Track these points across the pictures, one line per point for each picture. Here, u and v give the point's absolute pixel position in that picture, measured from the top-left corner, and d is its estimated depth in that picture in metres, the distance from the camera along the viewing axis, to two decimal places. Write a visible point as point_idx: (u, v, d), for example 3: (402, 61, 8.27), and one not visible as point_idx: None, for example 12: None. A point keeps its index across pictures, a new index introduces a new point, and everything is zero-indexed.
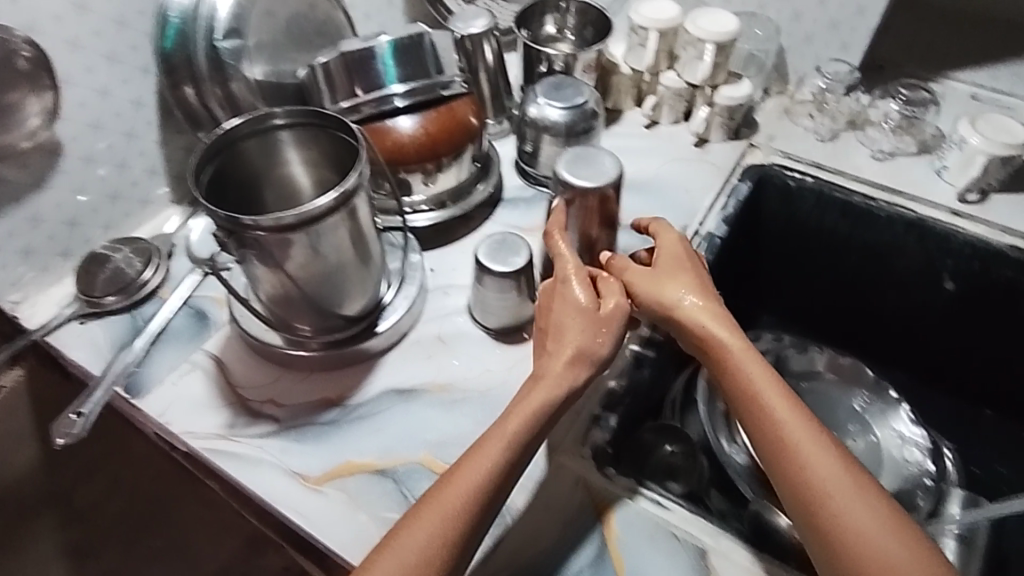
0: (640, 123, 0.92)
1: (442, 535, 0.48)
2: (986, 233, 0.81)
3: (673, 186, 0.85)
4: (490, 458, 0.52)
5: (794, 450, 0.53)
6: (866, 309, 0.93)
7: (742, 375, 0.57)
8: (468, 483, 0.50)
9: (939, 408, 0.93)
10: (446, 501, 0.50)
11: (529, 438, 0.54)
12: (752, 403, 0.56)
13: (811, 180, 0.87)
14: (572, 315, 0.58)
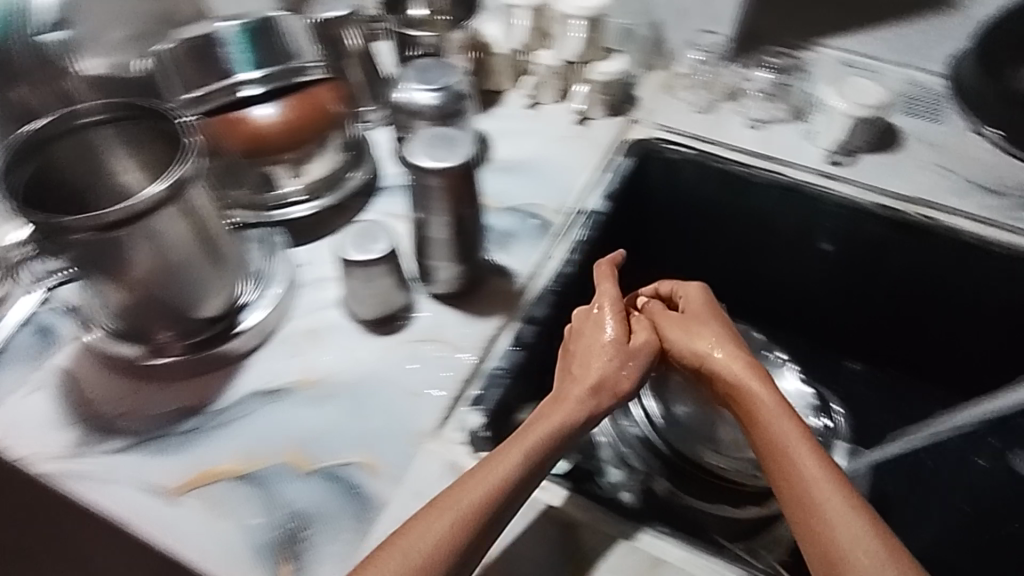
0: (522, 103, 0.92)
1: (450, 537, 0.48)
2: (855, 192, 0.83)
3: (553, 166, 0.85)
4: (507, 470, 0.52)
5: (816, 504, 0.49)
6: (755, 275, 0.95)
7: (772, 426, 0.55)
8: (479, 487, 0.50)
9: (827, 365, 0.97)
10: (454, 507, 0.49)
11: (549, 453, 0.54)
12: (776, 453, 0.53)
13: (693, 152, 0.88)
14: (599, 345, 0.62)
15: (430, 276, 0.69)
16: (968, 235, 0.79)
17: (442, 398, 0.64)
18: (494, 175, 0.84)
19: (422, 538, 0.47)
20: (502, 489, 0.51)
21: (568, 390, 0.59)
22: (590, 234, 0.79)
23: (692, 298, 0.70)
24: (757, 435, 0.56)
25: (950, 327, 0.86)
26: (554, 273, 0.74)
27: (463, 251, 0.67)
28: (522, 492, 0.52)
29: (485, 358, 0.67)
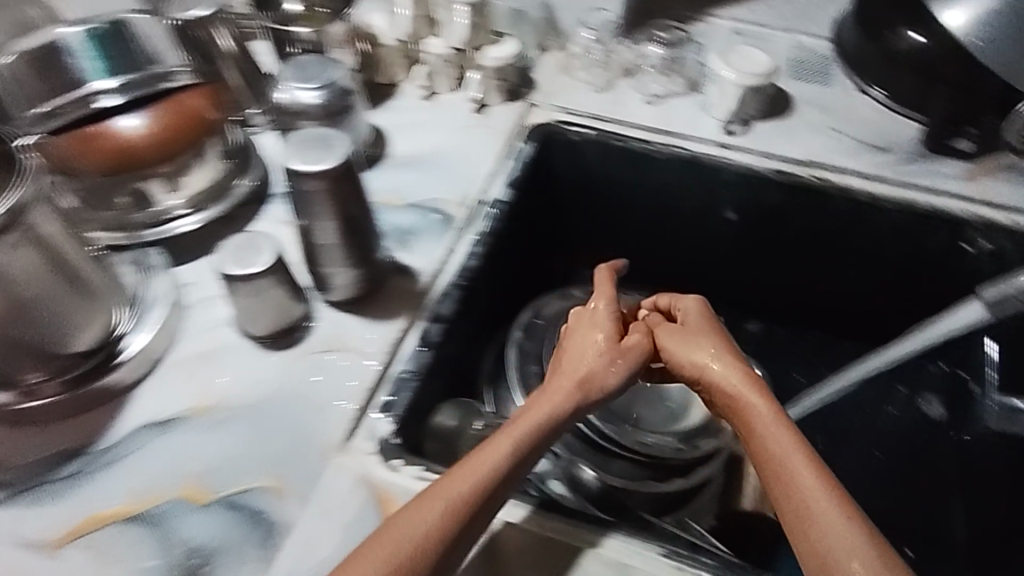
0: (417, 94, 0.89)
1: (441, 523, 0.48)
2: (753, 160, 0.84)
3: (453, 157, 0.83)
4: (495, 459, 0.53)
5: (817, 522, 0.48)
6: (668, 250, 0.95)
7: (773, 441, 0.54)
8: (470, 476, 0.51)
9: (746, 330, 0.98)
10: (446, 494, 0.50)
11: (539, 443, 0.56)
12: (775, 470, 0.52)
13: (593, 133, 0.87)
14: (590, 344, 0.64)
15: (325, 284, 0.66)
16: (859, 193, 0.82)
17: (347, 409, 0.62)
18: (392, 171, 0.81)
19: (413, 525, 0.48)
20: (494, 479, 0.52)
21: (561, 381, 0.60)
22: (494, 225, 0.77)
23: (688, 309, 0.69)
24: (757, 451, 0.54)
25: (852, 283, 0.89)
26: (458, 268, 0.72)
27: (357, 254, 0.65)
28: (511, 482, 0.53)
29: (391, 363, 0.65)
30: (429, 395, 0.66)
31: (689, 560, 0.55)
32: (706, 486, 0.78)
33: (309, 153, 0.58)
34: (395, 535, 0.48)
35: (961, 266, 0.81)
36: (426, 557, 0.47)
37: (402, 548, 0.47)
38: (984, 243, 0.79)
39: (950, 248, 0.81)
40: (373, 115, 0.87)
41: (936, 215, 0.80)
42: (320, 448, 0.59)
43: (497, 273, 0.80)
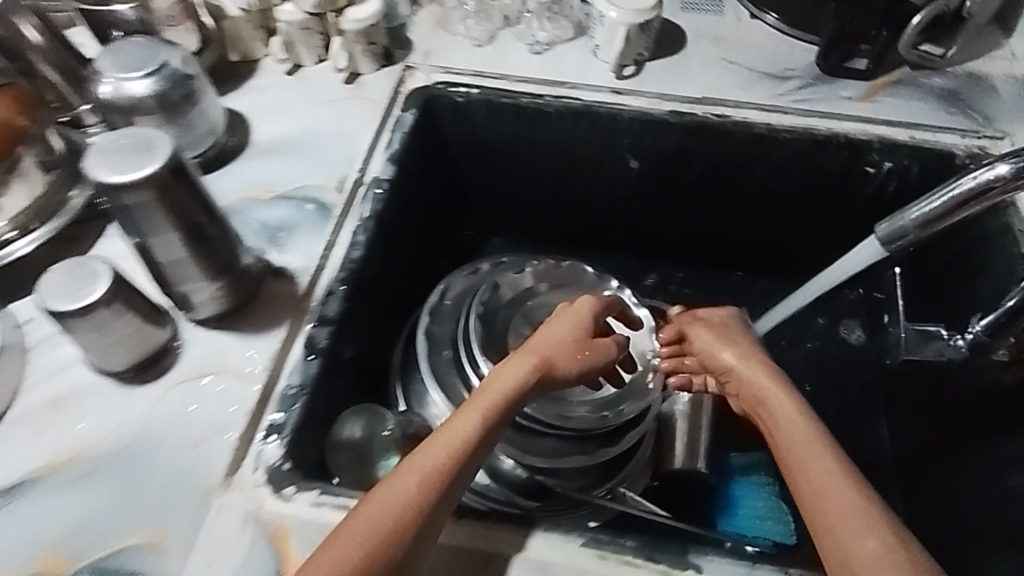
0: (280, 71, 0.80)
1: (418, 497, 0.49)
2: (646, 104, 0.80)
3: (325, 136, 0.75)
4: (464, 429, 0.53)
5: (835, 505, 0.50)
6: (577, 206, 0.91)
7: (796, 433, 0.56)
8: (445, 449, 0.51)
9: (667, 277, 0.96)
10: (423, 469, 0.50)
11: (502, 414, 0.56)
12: (795, 459, 0.54)
13: (478, 92, 0.80)
14: (560, 334, 0.64)
15: (187, 302, 0.59)
16: (758, 126, 0.78)
17: (226, 440, 0.55)
18: (259, 159, 0.73)
19: (390, 501, 0.48)
20: (466, 448, 0.52)
21: (536, 355, 0.60)
22: (379, 207, 0.70)
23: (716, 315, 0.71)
24: (779, 443, 0.56)
25: (762, 217, 0.87)
26: (342, 261, 0.66)
27: (216, 265, 0.57)
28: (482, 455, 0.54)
29: (274, 379, 0.59)
30: (323, 406, 0.61)
31: (612, 546, 0.52)
32: (640, 445, 0.75)
33: (122, 163, 0.49)
34: (373, 511, 0.47)
35: (862, 188, 0.80)
36: (405, 531, 0.47)
37: (383, 520, 0.47)
38: (884, 161, 0.77)
39: (853, 169, 0.79)
40: (230, 99, 0.78)
41: (836, 140, 0.77)
42: (199, 489, 0.53)
43: (392, 258, 0.75)
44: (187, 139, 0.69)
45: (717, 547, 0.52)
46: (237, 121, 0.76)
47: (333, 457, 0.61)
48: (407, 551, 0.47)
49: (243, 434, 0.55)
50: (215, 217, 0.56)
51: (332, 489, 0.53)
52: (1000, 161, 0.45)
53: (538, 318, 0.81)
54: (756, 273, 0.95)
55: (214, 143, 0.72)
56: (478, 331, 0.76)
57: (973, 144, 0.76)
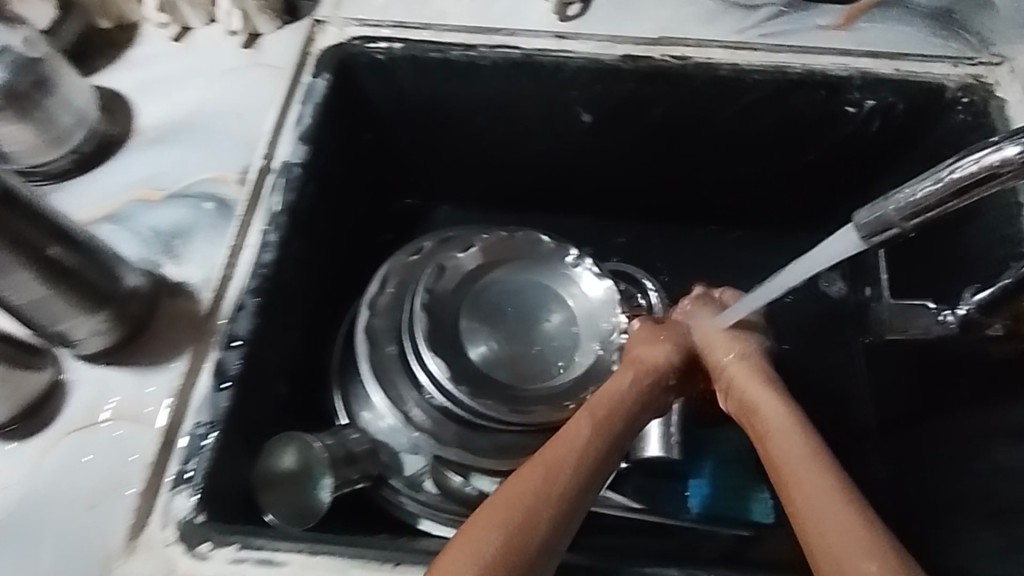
0: (164, 37, 0.69)
1: (550, 488, 0.47)
2: (594, 49, 0.69)
3: (221, 115, 0.65)
4: (583, 432, 0.52)
5: (827, 522, 0.44)
6: (525, 165, 0.80)
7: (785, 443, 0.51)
8: (569, 452, 0.50)
9: (630, 234, 0.85)
10: (544, 461, 0.49)
11: (626, 409, 0.56)
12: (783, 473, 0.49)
13: (400, 46, 0.69)
14: (642, 338, 0.63)
15: (69, 340, 0.50)
16: (723, 68, 0.68)
17: (126, 496, 0.49)
18: (149, 151, 0.63)
19: (517, 494, 0.46)
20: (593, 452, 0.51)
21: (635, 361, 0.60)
22: (290, 198, 0.61)
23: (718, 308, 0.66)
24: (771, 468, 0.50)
25: (733, 166, 0.77)
26: (251, 266, 0.57)
27: (94, 296, 0.49)
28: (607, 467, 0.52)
29: (179, 417, 0.52)
30: (242, 438, 0.54)
31: None
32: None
33: None
34: (502, 503, 0.46)
35: (840, 129, 0.71)
36: (531, 539, 0.45)
37: (504, 526, 0.44)
38: (865, 99, 0.68)
39: (831, 110, 0.69)
40: (108, 78, 0.67)
41: (811, 79, 0.67)
42: (99, 556, 0.47)
43: (314, 253, 0.66)
44: (52, 133, 0.59)
45: None
46: (116, 105, 0.65)
47: (266, 492, 0.54)
48: (529, 564, 0.44)
49: (146, 489, 0.49)
50: (73, 242, 0.47)
51: (253, 542, 0.48)
52: (1006, 141, 0.36)
53: (489, 300, 0.71)
54: (731, 226, 0.84)
55: (88, 133, 0.62)
56: (424, 323, 0.66)
57: (966, 74, 0.66)
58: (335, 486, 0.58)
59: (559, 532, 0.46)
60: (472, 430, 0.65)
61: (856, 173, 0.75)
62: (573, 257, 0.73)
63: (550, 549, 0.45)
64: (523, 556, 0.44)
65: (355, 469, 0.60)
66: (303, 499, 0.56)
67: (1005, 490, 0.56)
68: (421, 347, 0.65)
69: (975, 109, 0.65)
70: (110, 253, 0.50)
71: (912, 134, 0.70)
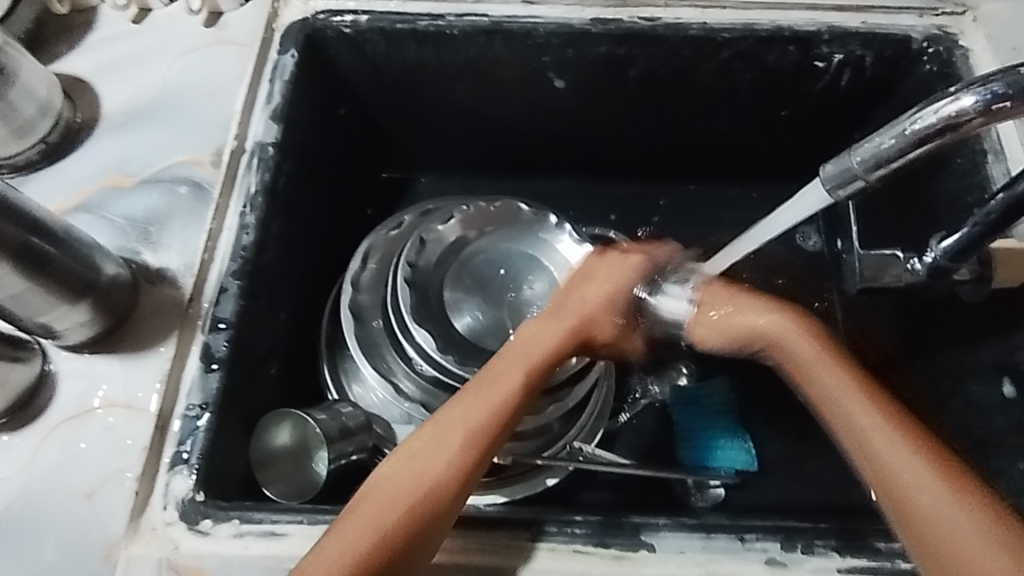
0: (124, 20, 0.67)
1: (457, 456, 0.49)
2: (564, 13, 0.69)
3: (187, 96, 0.64)
4: (501, 389, 0.52)
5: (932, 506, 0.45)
6: (502, 133, 0.79)
7: (862, 417, 0.49)
8: (482, 414, 0.50)
9: (610, 195, 0.84)
10: (459, 423, 0.50)
11: (541, 373, 0.54)
12: (868, 442, 0.48)
13: (367, 19, 0.68)
14: (584, 290, 0.57)
15: (52, 332, 0.51)
16: (693, 27, 0.68)
17: (123, 483, 0.50)
18: (118, 138, 0.62)
19: (425, 467, 0.48)
20: (506, 411, 0.51)
21: (571, 309, 0.56)
22: (265, 178, 0.60)
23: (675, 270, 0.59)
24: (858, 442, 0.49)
25: (710, 124, 0.76)
26: (231, 248, 0.57)
27: (73, 287, 0.50)
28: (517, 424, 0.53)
29: (171, 401, 0.52)
30: (235, 419, 0.54)
31: (560, 537, 0.48)
32: (594, 390, 0.67)
33: None
34: (406, 478, 0.48)
35: (812, 82, 0.71)
36: (437, 502, 0.47)
37: (410, 496, 0.47)
38: (834, 53, 0.69)
39: (802, 65, 0.70)
40: (69, 65, 0.65)
41: (781, 35, 0.68)
42: (100, 542, 0.48)
43: (294, 231, 0.65)
44: (14, 124, 0.58)
45: (670, 522, 0.49)
46: (80, 92, 0.64)
47: (263, 470, 0.55)
48: (438, 524, 0.47)
49: (144, 474, 0.50)
50: (50, 236, 0.48)
51: (252, 516, 0.49)
52: (963, 91, 0.37)
53: (473, 269, 0.71)
54: (710, 183, 0.84)
55: (54, 123, 0.61)
56: (409, 297, 0.66)
57: (932, 24, 0.67)
58: (332, 458, 0.56)
59: (459, 494, 0.48)
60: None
61: (831, 126, 0.75)
62: (554, 221, 0.72)
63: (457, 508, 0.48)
64: (433, 519, 0.46)
65: (352, 442, 0.58)
66: (299, 475, 0.56)
67: (980, 427, 0.58)
68: (408, 320, 0.65)
69: (940, 59, 0.66)
70: (88, 245, 0.51)
71: (882, 86, 0.71)
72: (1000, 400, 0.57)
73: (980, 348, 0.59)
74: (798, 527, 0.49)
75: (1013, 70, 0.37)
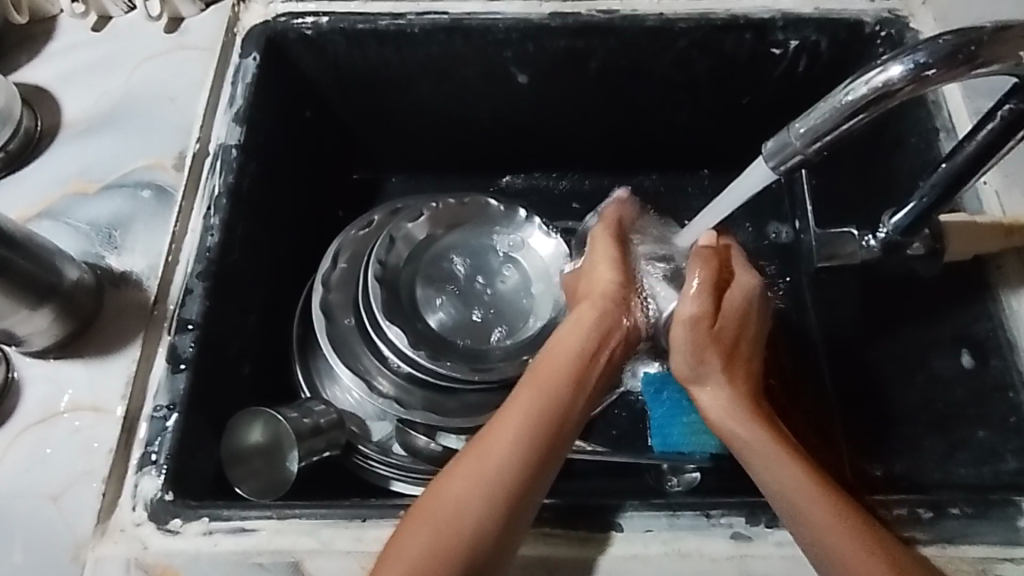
0: (86, 28, 0.68)
1: (484, 475, 0.47)
2: (523, 8, 0.70)
3: (149, 100, 0.64)
4: (520, 412, 0.50)
5: (844, 544, 0.45)
6: (468, 130, 0.80)
7: (773, 466, 0.48)
8: (509, 432, 0.49)
9: (577, 189, 0.85)
10: (484, 443, 0.49)
11: (571, 382, 0.52)
12: (796, 509, 0.46)
13: (328, 21, 0.69)
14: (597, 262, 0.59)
15: (15, 337, 0.52)
16: (650, 18, 0.69)
17: (90, 485, 0.50)
18: (79, 145, 0.62)
19: (451, 495, 0.47)
20: (531, 429, 0.49)
21: (597, 294, 0.57)
22: (228, 180, 0.61)
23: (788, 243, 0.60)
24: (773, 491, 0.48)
25: (673, 114, 0.77)
26: (195, 249, 0.58)
27: (33, 291, 0.50)
28: (556, 453, 0.50)
29: (138, 401, 0.53)
30: (203, 419, 0.55)
31: (528, 521, 0.49)
32: None
33: None
34: (434, 511, 0.46)
35: (770, 70, 0.72)
36: (468, 529, 0.46)
37: (434, 526, 0.45)
38: (790, 40, 0.70)
39: (758, 52, 0.71)
40: (31, 74, 0.66)
41: (736, 23, 0.69)
42: (68, 543, 0.48)
43: (261, 234, 0.65)
44: None
45: (636, 502, 0.49)
46: (40, 100, 0.65)
47: (232, 468, 0.55)
48: (470, 550, 0.45)
49: (111, 476, 0.50)
50: (9, 240, 0.48)
51: (221, 513, 0.49)
52: (890, 62, 0.40)
53: (444, 266, 0.71)
54: (677, 175, 0.84)
55: (14, 132, 0.61)
56: (379, 295, 0.66)
57: (883, 8, 0.68)
58: (303, 456, 0.57)
59: (496, 520, 0.46)
60: (438, 393, 0.65)
61: (791, 112, 0.76)
62: (523, 215, 0.73)
63: (497, 529, 0.46)
64: (463, 547, 0.45)
65: (322, 440, 0.59)
66: (269, 470, 0.55)
67: (942, 400, 0.58)
68: (379, 318, 0.65)
69: (892, 42, 0.67)
70: (50, 250, 0.52)
71: (838, 70, 0.72)
72: (959, 371, 0.57)
73: (937, 322, 0.60)
74: (758, 501, 0.49)
75: (935, 39, 0.39)
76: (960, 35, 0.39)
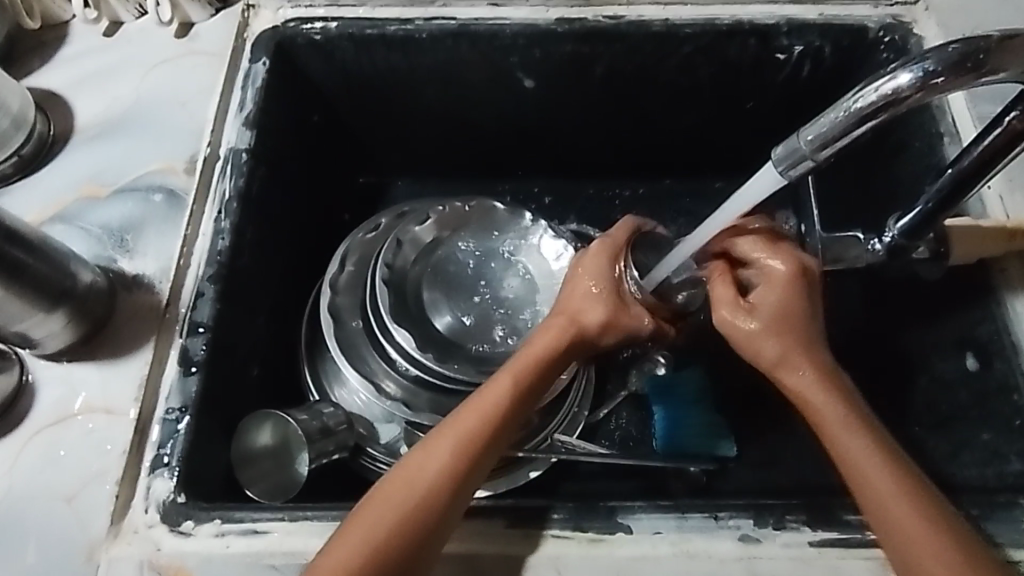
0: (97, 33, 0.69)
1: (448, 462, 0.49)
2: (529, 14, 0.70)
3: (160, 104, 0.65)
4: (492, 402, 0.52)
5: (904, 518, 0.46)
6: (474, 134, 0.80)
7: (853, 441, 0.49)
8: (473, 422, 0.51)
9: (582, 193, 0.85)
10: (457, 429, 0.50)
11: (538, 381, 0.54)
12: (868, 484, 0.47)
13: (336, 26, 0.69)
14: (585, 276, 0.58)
15: (29, 339, 0.52)
16: (655, 23, 0.70)
17: (103, 487, 0.50)
18: (91, 149, 0.63)
19: (415, 477, 0.48)
20: (495, 423, 0.51)
21: (567, 310, 0.57)
22: (239, 184, 0.61)
23: (797, 238, 0.60)
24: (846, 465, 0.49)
25: (678, 119, 0.78)
26: (206, 253, 0.58)
27: (47, 295, 0.50)
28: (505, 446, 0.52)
29: (150, 404, 0.53)
30: (214, 421, 0.55)
31: (538, 522, 0.49)
32: (573, 383, 0.67)
33: None
34: (395, 490, 0.47)
35: (775, 75, 0.73)
36: (428, 513, 0.47)
37: (398, 506, 0.47)
38: (794, 45, 0.70)
39: (763, 58, 0.72)
40: (43, 79, 0.67)
41: (740, 30, 0.70)
42: (82, 544, 0.48)
43: (270, 237, 0.66)
44: None
45: (646, 504, 0.50)
46: (52, 104, 0.65)
47: (243, 470, 0.55)
48: (422, 536, 0.46)
49: (124, 477, 0.50)
50: (25, 244, 0.49)
51: (234, 515, 0.49)
52: (899, 69, 0.40)
53: (451, 269, 0.72)
54: (681, 179, 0.85)
55: (27, 136, 0.62)
56: (386, 298, 0.66)
57: (886, 13, 0.69)
58: (313, 458, 0.58)
59: (450, 508, 0.47)
60: (445, 396, 0.65)
61: (796, 117, 0.77)
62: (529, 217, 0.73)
63: (448, 518, 0.47)
64: (417, 530, 0.46)
65: (332, 441, 0.59)
66: (276, 476, 0.56)
67: (947, 402, 0.59)
68: (387, 321, 0.66)
69: (896, 47, 0.68)
70: (65, 253, 0.52)
71: (842, 76, 0.72)
72: (963, 373, 0.58)
73: (942, 326, 0.60)
74: (765, 503, 0.50)
75: (943, 47, 0.40)
76: (967, 43, 0.39)
